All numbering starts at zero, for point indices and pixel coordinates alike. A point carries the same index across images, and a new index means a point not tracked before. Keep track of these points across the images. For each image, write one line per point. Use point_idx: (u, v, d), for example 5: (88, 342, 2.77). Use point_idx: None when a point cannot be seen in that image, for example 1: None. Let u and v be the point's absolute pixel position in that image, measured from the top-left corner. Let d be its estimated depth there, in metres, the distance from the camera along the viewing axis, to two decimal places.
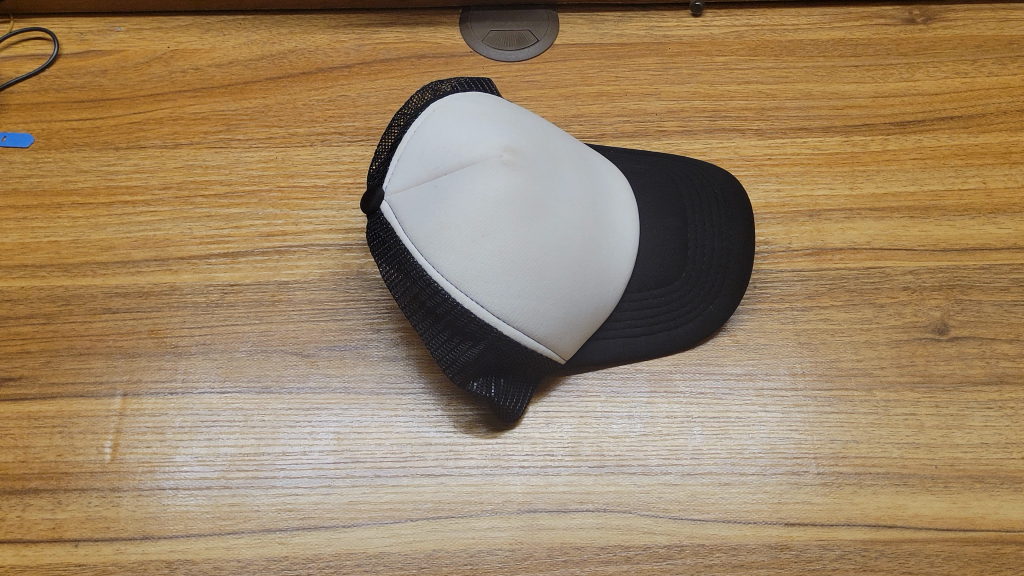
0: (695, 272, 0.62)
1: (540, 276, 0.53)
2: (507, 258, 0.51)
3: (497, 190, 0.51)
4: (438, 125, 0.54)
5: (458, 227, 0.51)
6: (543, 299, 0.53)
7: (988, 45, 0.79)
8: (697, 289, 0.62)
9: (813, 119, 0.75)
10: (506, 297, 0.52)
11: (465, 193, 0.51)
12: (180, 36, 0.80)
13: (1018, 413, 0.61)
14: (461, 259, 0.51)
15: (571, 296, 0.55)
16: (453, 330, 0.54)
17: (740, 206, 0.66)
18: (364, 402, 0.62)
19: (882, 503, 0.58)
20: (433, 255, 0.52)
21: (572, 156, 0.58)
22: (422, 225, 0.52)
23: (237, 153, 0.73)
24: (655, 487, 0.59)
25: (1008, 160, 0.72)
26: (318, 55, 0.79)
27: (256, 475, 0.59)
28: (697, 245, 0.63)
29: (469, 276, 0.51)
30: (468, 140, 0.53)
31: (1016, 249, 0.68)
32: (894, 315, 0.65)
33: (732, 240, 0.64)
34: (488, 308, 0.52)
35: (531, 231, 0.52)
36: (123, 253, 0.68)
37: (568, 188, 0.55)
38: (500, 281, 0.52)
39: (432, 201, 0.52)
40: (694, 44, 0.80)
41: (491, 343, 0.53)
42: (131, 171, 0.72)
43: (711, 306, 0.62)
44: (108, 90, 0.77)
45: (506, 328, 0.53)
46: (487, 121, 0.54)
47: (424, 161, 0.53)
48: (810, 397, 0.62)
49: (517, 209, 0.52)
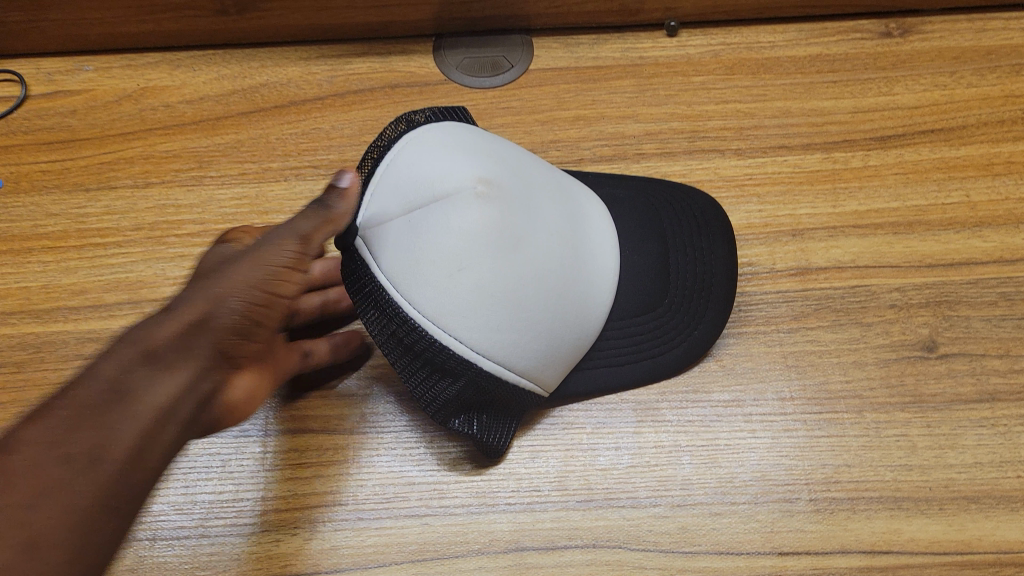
0: (678, 298, 0.61)
1: (520, 311, 0.52)
2: (485, 294, 0.50)
3: (473, 223, 0.50)
4: (411, 155, 0.52)
5: (433, 263, 0.50)
6: (522, 334, 0.52)
7: (966, 56, 0.79)
8: (681, 314, 0.61)
9: (793, 136, 0.74)
10: (485, 332, 0.51)
11: (439, 229, 0.50)
12: (151, 73, 0.79)
13: (1011, 431, 0.60)
14: (437, 294, 0.50)
15: (553, 328, 0.54)
16: (432, 367, 0.52)
17: (724, 228, 0.65)
18: (345, 442, 0.60)
19: (876, 528, 0.57)
20: (408, 291, 0.50)
21: (550, 183, 0.56)
22: (396, 259, 0.50)
23: (211, 191, 0.71)
24: (644, 521, 0.57)
25: (991, 172, 0.72)
26: (290, 87, 0.77)
27: (236, 522, 0.58)
28: (678, 271, 0.62)
29: (445, 312, 0.50)
30: (440, 171, 0.51)
31: (1002, 262, 0.67)
32: (881, 334, 0.64)
33: (716, 263, 0.63)
34: (466, 343, 0.51)
35: (510, 264, 0.51)
36: (95, 296, 0.66)
37: (546, 218, 0.54)
38: (477, 317, 0.50)
39: (404, 235, 0.50)
40: (670, 65, 0.79)
41: (471, 381, 0.52)
42: (102, 213, 0.71)
43: (695, 331, 0.61)
44: (77, 131, 0.75)
45: (485, 364, 0.52)
46: (460, 153, 0.53)
47: (393, 194, 0.51)
48: (800, 421, 0.61)
49: (494, 243, 0.50)
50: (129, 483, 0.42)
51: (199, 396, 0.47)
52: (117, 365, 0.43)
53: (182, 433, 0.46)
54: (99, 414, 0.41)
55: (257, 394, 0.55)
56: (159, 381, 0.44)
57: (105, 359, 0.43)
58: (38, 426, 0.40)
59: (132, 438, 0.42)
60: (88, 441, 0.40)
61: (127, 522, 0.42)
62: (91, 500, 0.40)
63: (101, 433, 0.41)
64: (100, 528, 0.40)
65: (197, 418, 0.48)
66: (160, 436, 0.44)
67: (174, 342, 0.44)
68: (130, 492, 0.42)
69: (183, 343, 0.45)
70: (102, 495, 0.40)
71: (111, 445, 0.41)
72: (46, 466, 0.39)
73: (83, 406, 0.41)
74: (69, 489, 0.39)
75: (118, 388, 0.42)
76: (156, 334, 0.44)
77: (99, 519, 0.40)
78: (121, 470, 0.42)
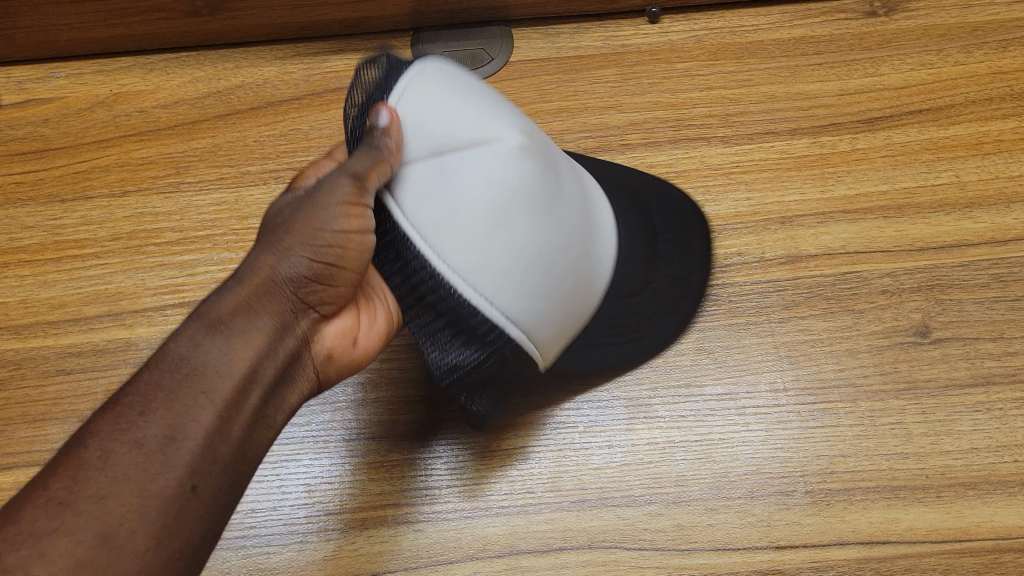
0: (660, 288, 0.62)
1: (556, 273, 0.47)
2: (524, 253, 0.45)
3: (517, 176, 0.44)
4: (437, 89, 0.46)
5: (470, 215, 0.44)
6: (557, 299, 0.48)
7: (952, 34, 0.78)
8: (660, 304, 0.62)
9: (779, 122, 0.73)
10: (521, 296, 0.46)
11: (479, 175, 0.44)
12: (124, 78, 0.77)
13: (1007, 415, 0.60)
14: (473, 251, 0.44)
15: (576, 303, 0.49)
16: (456, 331, 0.47)
17: (699, 228, 0.66)
18: (334, 450, 0.60)
19: (874, 519, 0.56)
20: (439, 246, 0.45)
21: (563, 137, 0.52)
22: (428, 211, 0.45)
23: (189, 197, 0.70)
24: (639, 519, 0.57)
25: (981, 151, 0.71)
26: (267, 87, 0.76)
27: (225, 535, 0.58)
28: (661, 262, 0.62)
29: (480, 271, 0.45)
30: (477, 114, 0.45)
31: (994, 243, 0.66)
32: (874, 321, 0.64)
33: (694, 259, 0.64)
34: (500, 308, 0.46)
35: (547, 225, 0.46)
36: (75, 309, 0.65)
37: (570, 176, 0.50)
38: (515, 278, 0.45)
39: (434, 182, 0.44)
40: (653, 52, 0.78)
41: (497, 349, 0.47)
42: (79, 223, 0.69)
43: (670, 322, 0.62)
44: (51, 140, 0.74)
45: (518, 331, 0.46)
46: (489, 101, 0.47)
47: (422, 134, 0.45)
48: (794, 413, 0.60)
49: (534, 200, 0.45)
50: (211, 461, 0.40)
51: (281, 357, 0.45)
52: (184, 343, 0.42)
53: (274, 397, 0.45)
54: (171, 395, 0.40)
55: (356, 338, 0.53)
56: (230, 352, 0.42)
57: (177, 337, 0.42)
58: (124, 414, 0.39)
59: (210, 414, 0.40)
60: (162, 422, 0.39)
61: (220, 500, 0.40)
62: (172, 484, 0.38)
63: (173, 413, 0.39)
64: (178, 511, 0.38)
65: (289, 379, 0.46)
66: (244, 408, 0.42)
67: (238, 313, 0.43)
68: (213, 472, 0.40)
69: (246, 311, 0.44)
70: (183, 475, 0.39)
71: (185, 425, 0.39)
72: (129, 456, 0.38)
73: (159, 389, 0.40)
74: (150, 473, 0.38)
75: (185, 368, 0.41)
76: (222, 304, 0.43)
77: (178, 503, 0.38)
78: (201, 449, 0.39)
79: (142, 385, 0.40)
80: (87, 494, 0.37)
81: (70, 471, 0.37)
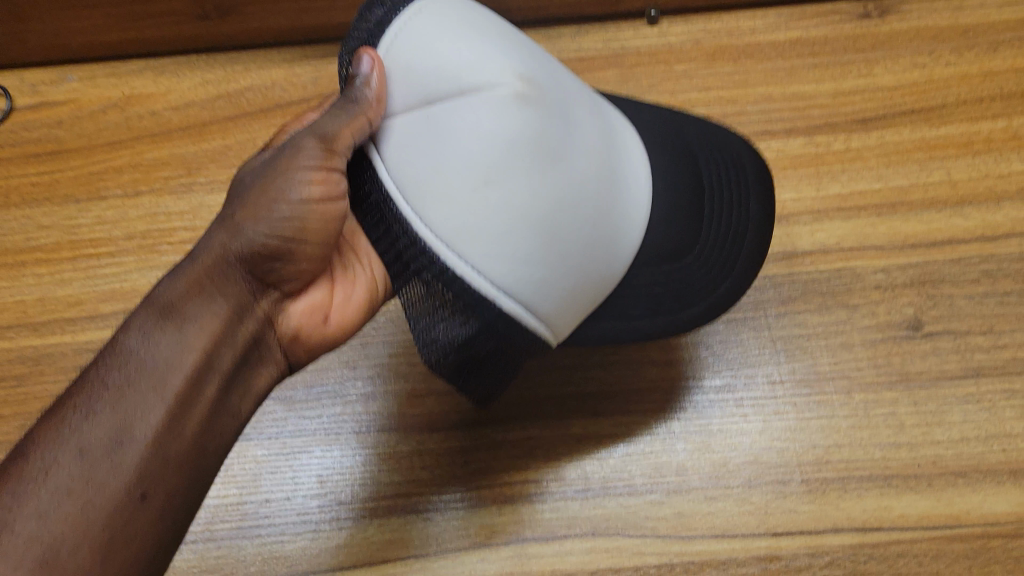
0: (708, 250, 0.52)
1: (558, 237, 0.43)
2: (518, 215, 0.42)
3: (510, 126, 0.41)
4: (431, 31, 0.43)
5: (454, 172, 0.41)
6: (559, 266, 0.44)
7: (944, 35, 0.79)
8: (708, 268, 0.52)
9: (775, 122, 0.75)
10: (514, 263, 0.42)
11: (465, 128, 0.41)
12: (135, 80, 0.79)
13: (996, 406, 0.62)
14: (459, 212, 0.41)
15: (585, 271, 0.45)
16: (442, 304, 0.44)
17: (759, 181, 0.57)
18: (345, 442, 0.62)
19: (867, 506, 0.59)
20: (423, 207, 0.42)
21: (585, 88, 0.48)
22: (412, 168, 0.42)
23: (201, 197, 0.72)
24: (641, 507, 0.59)
25: (971, 150, 0.73)
26: (275, 89, 0.77)
27: (241, 525, 0.59)
28: (714, 219, 0.53)
29: (466, 234, 0.42)
30: (473, 58, 0.42)
31: (985, 239, 0.68)
32: (868, 315, 0.66)
33: (748, 218, 0.55)
34: (488, 275, 0.42)
35: (549, 182, 0.42)
36: (91, 307, 0.67)
37: (588, 129, 0.45)
38: (507, 243, 0.42)
39: (422, 136, 0.42)
40: (651, 54, 0.79)
41: (491, 324, 0.43)
42: (94, 223, 0.71)
43: (721, 287, 0.53)
44: (65, 141, 0.76)
45: (508, 304, 0.43)
46: (497, 42, 0.44)
47: (412, 84, 0.42)
48: (790, 404, 0.62)
49: (532, 153, 0.42)
50: (163, 461, 0.40)
51: (237, 341, 0.46)
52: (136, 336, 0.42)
53: (232, 386, 0.46)
54: (119, 394, 0.41)
55: (328, 315, 0.54)
56: (182, 343, 0.43)
57: (127, 330, 0.43)
58: (70, 418, 0.40)
59: (160, 411, 0.41)
60: (108, 423, 0.39)
61: (175, 503, 0.41)
62: (117, 488, 0.38)
63: (120, 413, 0.40)
64: (128, 519, 0.38)
65: (250, 361, 0.48)
66: (198, 402, 0.43)
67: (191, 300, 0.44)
68: (166, 473, 0.40)
69: (199, 295, 0.45)
70: (131, 481, 0.39)
71: (134, 425, 0.40)
72: (72, 466, 0.38)
73: (107, 390, 0.41)
74: (95, 482, 0.38)
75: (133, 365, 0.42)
76: (172, 292, 0.44)
77: (128, 510, 0.38)
78: (149, 450, 0.40)
79: (88, 384, 0.41)
80: (27, 511, 0.37)
81: (10, 486, 0.37)
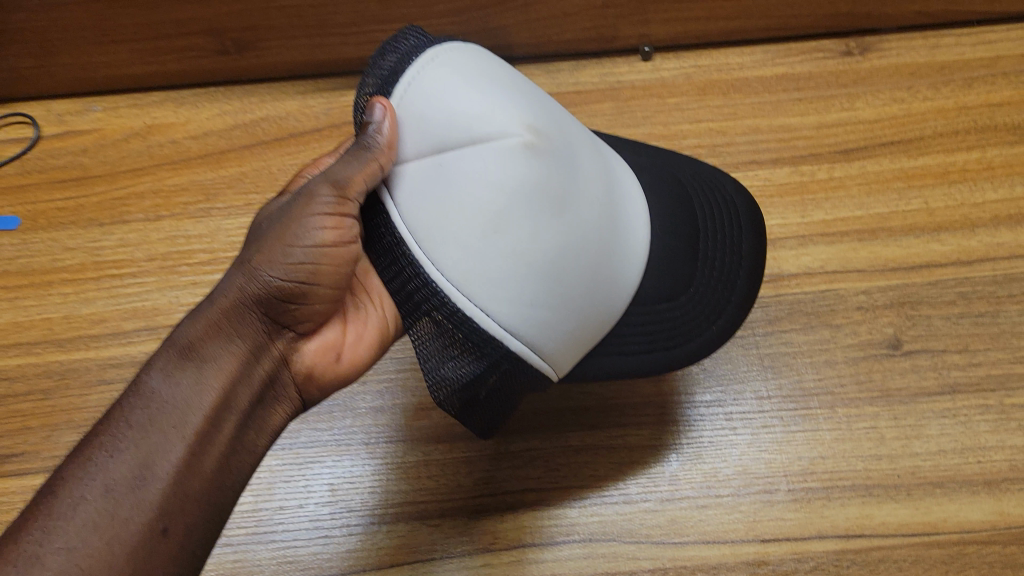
0: (702, 288, 0.55)
1: (561, 280, 0.47)
2: (523, 259, 0.45)
3: (516, 175, 0.45)
4: (444, 83, 0.47)
5: (464, 219, 0.45)
6: (561, 306, 0.47)
7: (921, 72, 0.84)
8: (702, 306, 0.55)
9: (762, 152, 0.79)
10: (518, 304, 0.46)
11: (474, 177, 0.45)
12: (156, 111, 0.83)
13: (971, 420, 0.65)
14: (467, 256, 0.45)
15: (584, 308, 0.49)
16: (452, 342, 0.47)
17: (750, 218, 0.60)
18: (355, 452, 0.66)
19: (850, 514, 0.62)
20: (434, 250, 0.46)
21: (586, 138, 0.51)
22: (424, 214, 0.46)
23: (218, 221, 0.75)
24: (636, 515, 0.62)
25: (948, 180, 0.77)
26: (289, 120, 0.82)
27: (256, 530, 0.63)
28: (706, 259, 0.56)
29: (474, 276, 0.45)
30: (484, 110, 0.46)
31: (960, 263, 0.72)
32: (850, 334, 0.69)
33: (742, 255, 0.58)
34: (493, 316, 0.46)
35: (551, 228, 0.46)
36: (114, 324, 0.70)
37: (588, 178, 0.49)
38: (513, 285, 0.45)
39: (433, 182, 0.46)
40: (645, 88, 0.84)
41: (496, 362, 0.47)
42: (117, 245, 0.75)
43: (715, 325, 0.56)
44: (89, 168, 0.80)
45: (513, 343, 0.47)
46: (505, 94, 0.47)
47: (425, 132, 0.46)
48: (777, 418, 0.66)
49: (536, 201, 0.45)
50: (183, 496, 0.42)
51: (253, 381, 0.49)
52: (158, 377, 0.45)
53: (248, 423, 0.48)
54: (142, 432, 0.43)
55: (339, 354, 0.57)
56: (201, 384, 0.46)
57: (149, 371, 0.46)
58: (96, 455, 0.42)
59: (181, 448, 0.43)
60: (132, 461, 0.42)
61: (193, 536, 0.43)
62: (141, 525, 0.40)
63: (143, 451, 0.42)
64: (151, 552, 0.40)
65: (264, 400, 0.50)
66: (216, 441, 0.45)
67: (210, 342, 0.47)
68: (184, 508, 0.43)
69: (217, 336, 0.48)
70: (154, 518, 0.41)
71: (157, 464, 0.42)
72: (98, 502, 0.40)
73: (130, 429, 0.43)
74: (120, 516, 0.40)
75: (155, 404, 0.44)
76: (192, 333, 0.47)
77: (151, 543, 0.41)
78: (171, 488, 0.42)
79: (112, 423, 0.43)
80: (57, 545, 0.38)
81: (40, 521, 0.39)
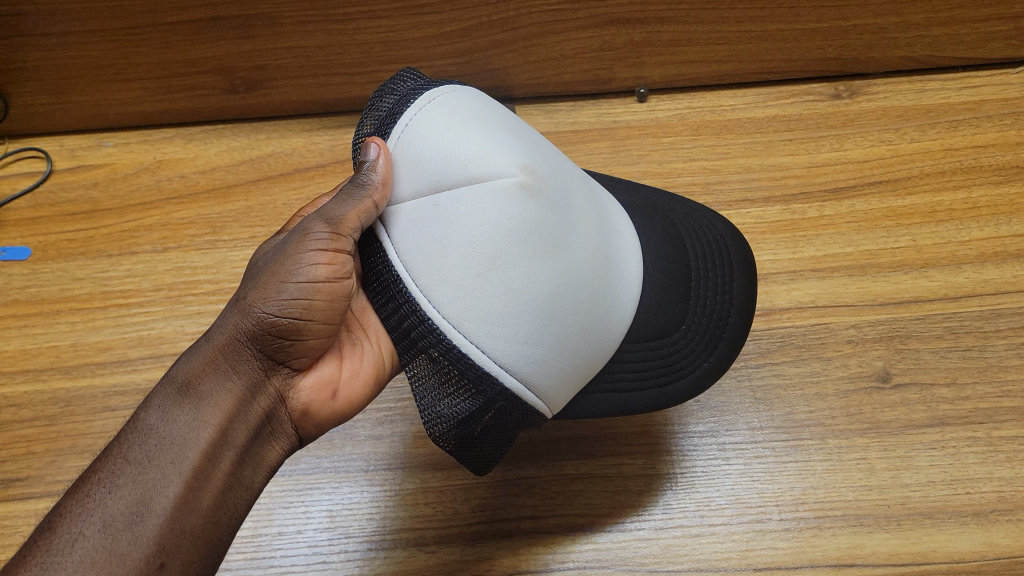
0: (694, 325, 0.57)
1: (553, 317, 0.48)
2: (516, 296, 0.47)
3: (512, 214, 0.46)
4: (439, 125, 0.49)
5: (460, 258, 0.47)
6: (555, 344, 0.49)
7: (909, 114, 0.87)
8: (696, 343, 0.57)
9: (754, 190, 0.82)
10: (513, 341, 0.47)
11: (470, 217, 0.47)
12: (165, 147, 0.86)
13: (959, 451, 0.66)
14: (462, 294, 0.47)
15: (579, 346, 0.50)
16: (445, 378, 0.49)
17: (742, 254, 0.61)
18: (354, 479, 0.67)
19: (842, 543, 0.62)
20: (430, 289, 0.47)
21: (580, 180, 0.53)
22: (421, 254, 0.48)
23: (224, 253, 0.77)
24: (630, 543, 0.63)
25: (934, 219, 0.79)
26: (295, 156, 0.84)
27: (255, 555, 0.64)
28: (698, 296, 0.58)
29: (470, 313, 0.47)
30: (479, 152, 0.48)
31: (947, 299, 0.74)
32: (841, 367, 0.71)
33: (733, 293, 0.59)
34: (490, 353, 0.47)
35: (545, 266, 0.47)
36: (120, 352, 0.72)
37: (581, 218, 0.51)
38: (507, 323, 0.47)
39: (430, 221, 0.48)
40: (641, 128, 0.87)
41: (490, 399, 0.49)
42: (124, 276, 0.77)
43: (707, 361, 0.57)
44: (99, 202, 0.82)
45: (507, 380, 0.48)
46: (500, 135, 0.49)
47: (422, 171, 0.48)
48: (769, 448, 0.67)
49: (531, 240, 0.47)
50: (179, 532, 0.43)
51: (250, 418, 0.49)
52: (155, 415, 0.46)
53: (245, 459, 0.49)
54: (139, 469, 0.44)
55: (336, 390, 0.56)
56: (196, 422, 0.46)
57: (148, 408, 0.47)
58: (95, 492, 0.43)
59: (177, 484, 0.44)
60: (128, 498, 0.43)
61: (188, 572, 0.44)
62: (136, 561, 0.41)
63: (138, 487, 0.43)
64: None
65: (262, 436, 0.51)
66: (212, 477, 0.46)
67: (206, 379, 0.48)
68: (181, 544, 0.43)
69: (214, 373, 0.48)
70: (149, 555, 0.42)
71: (151, 501, 0.43)
72: (95, 539, 0.41)
73: (127, 465, 0.44)
74: (117, 553, 0.41)
75: (153, 440, 0.45)
76: (189, 371, 0.48)
77: None
78: (165, 525, 0.43)
79: (111, 461, 0.44)
80: None
81: (39, 558, 0.41)
